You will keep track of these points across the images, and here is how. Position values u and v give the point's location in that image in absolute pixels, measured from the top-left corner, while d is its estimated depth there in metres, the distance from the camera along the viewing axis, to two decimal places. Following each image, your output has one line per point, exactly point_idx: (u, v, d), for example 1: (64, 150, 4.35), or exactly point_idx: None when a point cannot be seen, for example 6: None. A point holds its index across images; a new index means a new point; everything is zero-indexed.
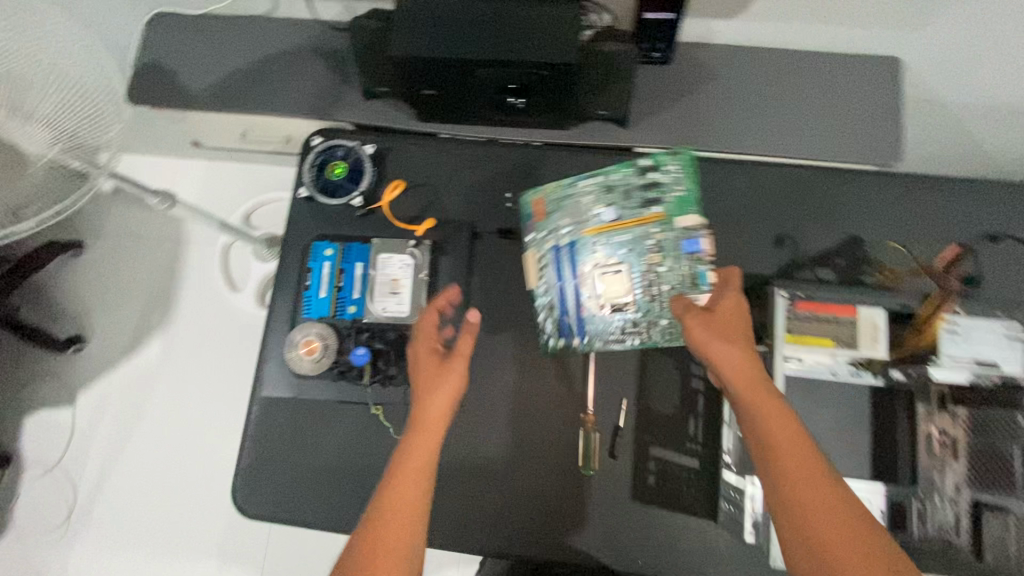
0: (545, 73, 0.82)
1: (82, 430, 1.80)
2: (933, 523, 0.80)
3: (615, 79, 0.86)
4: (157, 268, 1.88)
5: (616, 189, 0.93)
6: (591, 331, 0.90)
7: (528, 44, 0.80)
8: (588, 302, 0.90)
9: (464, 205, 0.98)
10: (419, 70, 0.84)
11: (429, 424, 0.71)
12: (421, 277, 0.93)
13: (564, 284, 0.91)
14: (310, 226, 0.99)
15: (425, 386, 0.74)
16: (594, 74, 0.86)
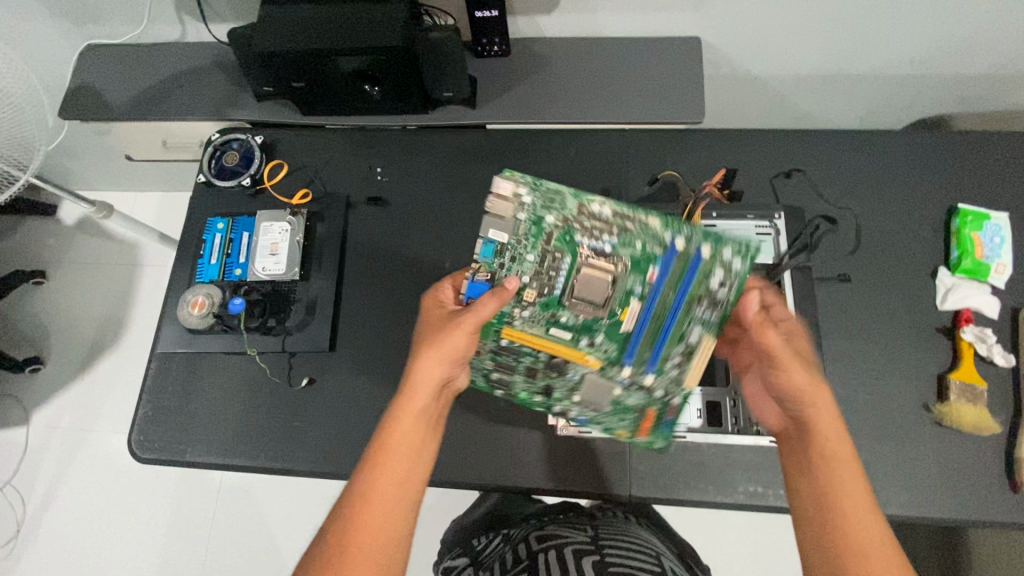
0: (383, 58, 0.96)
1: (33, 449, 1.87)
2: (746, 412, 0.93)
3: (449, 64, 1.01)
4: (113, 291, 2.03)
5: (563, 404, 0.89)
6: (637, 294, 0.81)
7: (366, 34, 0.95)
8: (636, 325, 0.82)
9: (341, 181, 1.14)
10: (281, 64, 0.99)
11: (421, 385, 0.78)
12: (295, 240, 1.06)
13: (651, 343, 0.82)
14: (212, 207, 1.14)
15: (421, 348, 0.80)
16: (430, 60, 1.00)
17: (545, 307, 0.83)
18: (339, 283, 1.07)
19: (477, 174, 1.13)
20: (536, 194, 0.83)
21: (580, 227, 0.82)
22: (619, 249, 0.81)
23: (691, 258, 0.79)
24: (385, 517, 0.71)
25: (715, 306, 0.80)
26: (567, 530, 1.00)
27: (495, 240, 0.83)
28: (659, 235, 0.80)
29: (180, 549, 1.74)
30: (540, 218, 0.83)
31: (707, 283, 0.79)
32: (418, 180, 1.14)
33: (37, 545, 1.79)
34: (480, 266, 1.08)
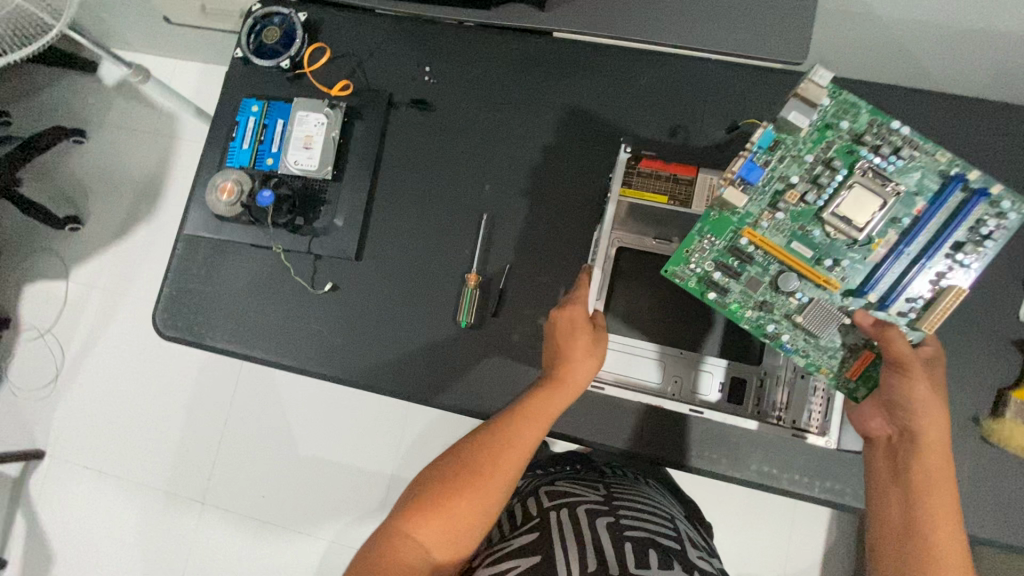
0: None
1: (72, 303, 1.97)
2: (770, 397, 0.89)
3: None
4: (148, 160, 2.01)
5: (771, 319, 0.83)
6: (894, 231, 0.79)
7: None
8: (882, 256, 0.79)
9: (385, 77, 1.04)
10: None
11: (569, 378, 0.82)
12: (331, 135, 0.99)
13: (900, 274, 0.78)
14: (247, 86, 1.07)
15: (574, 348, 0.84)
16: None
17: (796, 218, 0.81)
18: (372, 188, 1.01)
19: (535, 90, 1.02)
20: (835, 98, 0.80)
21: (866, 143, 0.80)
22: (896, 179, 0.79)
23: (965, 201, 0.77)
24: (497, 495, 0.75)
25: (978, 253, 0.77)
26: (577, 488, 0.99)
27: (777, 131, 0.81)
28: (942, 168, 0.78)
29: (202, 418, 1.85)
30: (826, 125, 0.81)
31: (975, 229, 0.77)
32: (469, 88, 1.04)
33: (74, 391, 1.93)
34: (521, 195, 1.00)
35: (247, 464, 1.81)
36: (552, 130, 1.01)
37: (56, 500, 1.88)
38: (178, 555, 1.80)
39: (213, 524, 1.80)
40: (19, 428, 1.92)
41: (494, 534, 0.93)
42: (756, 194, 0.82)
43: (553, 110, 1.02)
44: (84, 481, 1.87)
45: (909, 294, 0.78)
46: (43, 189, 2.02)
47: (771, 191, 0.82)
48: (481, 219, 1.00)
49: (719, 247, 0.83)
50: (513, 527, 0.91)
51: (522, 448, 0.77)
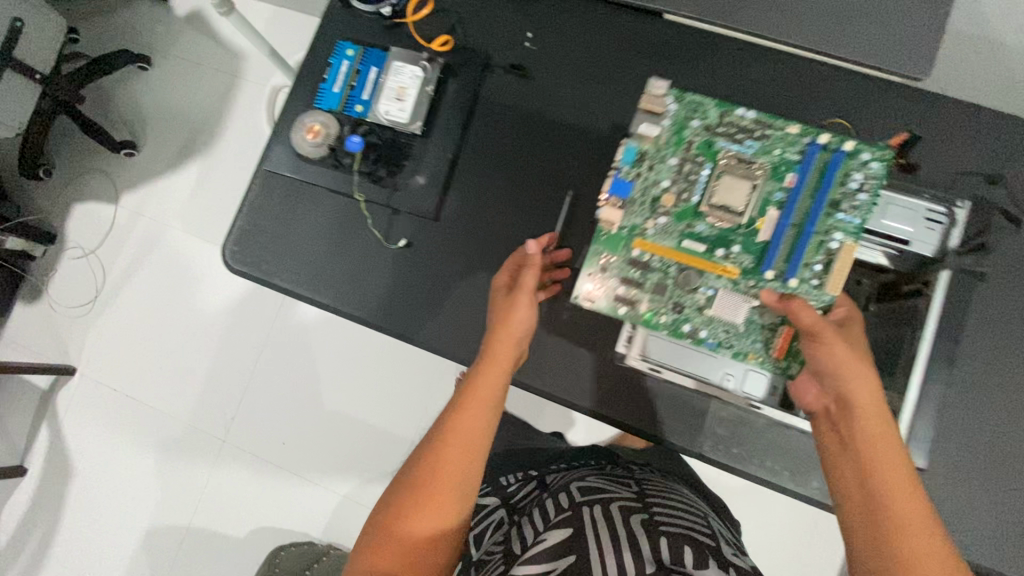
0: None
1: (119, 227, 1.98)
2: None
3: None
4: (209, 96, 2.01)
5: (691, 320, 0.85)
6: (773, 207, 0.82)
7: None
8: (772, 228, 0.81)
9: (483, 38, 1.01)
10: None
11: (505, 341, 0.81)
12: (425, 89, 0.97)
13: (794, 250, 0.81)
14: (342, 29, 1.05)
15: (507, 307, 0.83)
16: None
17: (680, 218, 0.85)
18: (460, 149, 1.00)
19: (635, 70, 0.99)
20: (681, 101, 0.86)
21: (720, 132, 0.85)
22: (755, 159, 0.84)
23: (828, 161, 0.81)
24: (464, 471, 0.75)
25: (860, 205, 0.80)
26: (606, 484, 0.99)
27: (635, 144, 0.87)
28: (796, 140, 0.83)
29: (232, 358, 1.87)
30: (682, 127, 0.86)
31: (846, 183, 0.81)
32: (568, 61, 1.01)
33: (111, 314, 1.95)
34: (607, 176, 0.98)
35: (271, 409, 1.83)
36: (647, 115, 0.99)
37: (82, 418, 1.91)
38: (194, 488, 1.83)
39: (231, 464, 1.82)
40: (54, 343, 1.95)
41: (523, 530, 0.91)
42: (634, 206, 0.87)
43: (652, 94, 0.99)
44: (110, 404, 1.91)
45: (806, 267, 0.81)
46: (103, 112, 2.03)
47: (650, 198, 0.86)
48: (563, 194, 0.98)
49: (617, 255, 0.87)
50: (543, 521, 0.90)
51: (475, 419, 0.76)
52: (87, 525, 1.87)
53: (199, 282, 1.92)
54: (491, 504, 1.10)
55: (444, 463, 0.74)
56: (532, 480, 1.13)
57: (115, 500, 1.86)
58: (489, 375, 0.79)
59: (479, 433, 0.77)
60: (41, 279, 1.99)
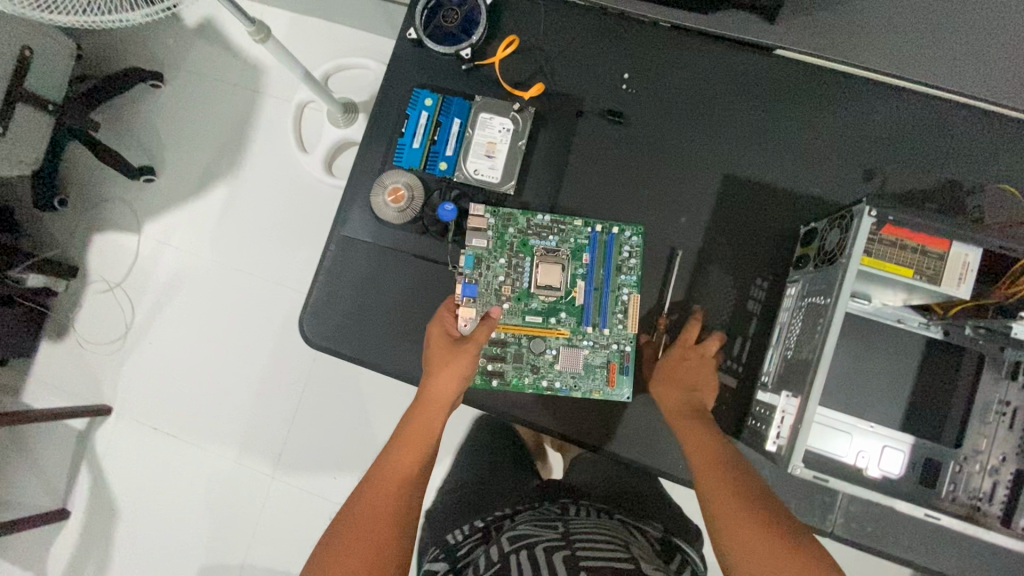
0: None
1: (144, 258, 1.89)
2: (967, 488, 0.77)
3: None
4: (229, 113, 1.88)
5: (570, 385, 0.87)
6: (572, 281, 0.86)
7: None
8: (596, 295, 0.86)
9: (574, 80, 0.92)
10: None
11: (431, 401, 0.79)
12: (517, 144, 0.89)
13: (605, 310, 0.86)
14: (414, 72, 0.95)
15: (436, 367, 0.80)
16: None
17: (517, 299, 0.87)
18: (553, 205, 0.91)
19: (747, 111, 0.89)
20: (494, 214, 0.87)
21: (532, 233, 0.87)
22: (562, 244, 0.87)
23: (606, 239, 0.87)
24: (387, 529, 0.68)
25: (636, 265, 0.87)
26: (537, 528, 0.86)
27: (473, 249, 0.86)
28: (585, 227, 0.88)
29: (275, 391, 1.81)
30: (502, 232, 0.87)
31: (625, 256, 0.87)
32: (667, 102, 0.91)
33: (143, 350, 1.87)
34: (717, 230, 0.88)
35: (319, 443, 1.78)
36: (761, 162, 0.88)
37: (121, 458, 1.86)
38: (245, 526, 1.79)
39: (280, 498, 1.78)
40: (87, 381, 1.88)
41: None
42: (486, 299, 0.86)
43: (766, 138, 0.89)
44: (150, 442, 1.85)
45: (613, 318, 0.87)
46: (116, 135, 1.90)
47: (494, 287, 0.87)
48: (668, 252, 0.89)
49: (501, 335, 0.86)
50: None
51: (404, 482, 0.73)
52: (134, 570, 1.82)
53: (233, 313, 1.84)
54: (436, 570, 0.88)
55: (363, 520, 0.69)
56: (478, 532, 0.94)
57: (162, 540, 1.82)
58: (416, 435, 0.78)
59: (403, 490, 0.73)
60: (66, 316, 1.90)
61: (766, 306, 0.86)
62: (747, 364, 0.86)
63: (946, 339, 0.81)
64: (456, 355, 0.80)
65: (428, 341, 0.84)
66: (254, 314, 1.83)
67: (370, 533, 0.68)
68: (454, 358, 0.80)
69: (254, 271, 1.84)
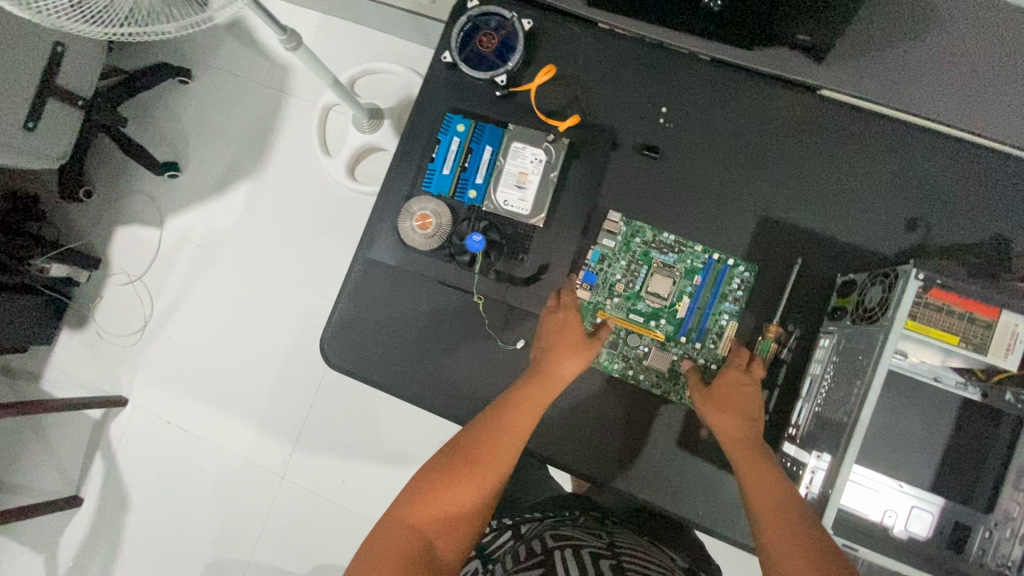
0: None
1: (165, 253, 1.90)
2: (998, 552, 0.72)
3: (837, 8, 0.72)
4: (254, 112, 1.89)
5: (651, 381, 0.85)
6: (679, 296, 0.85)
7: None
8: (697, 312, 0.85)
9: (610, 110, 0.90)
10: None
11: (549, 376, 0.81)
12: (549, 175, 0.88)
13: (700, 328, 0.85)
14: (446, 95, 0.93)
15: (562, 349, 0.82)
16: None
17: (625, 298, 0.86)
18: (584, 239, 0.88)
19: (786, 152, 0.87)
20: (628, 223, 0.87)
21: (656, 246, 0.86)
22: (676, 264, 0.86)
23: (719, 270, 0.85)
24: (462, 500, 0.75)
25: (743, 301, 0.85)
26: (577, 531, 0.86)
27: (600, 247, 0.87)
28: (707, 253, 0.86)
29: (286, 393, 1.81)
30: (628, 239, 0.87)
31: (735, 291, 0.85)
32: (704, 138, 0.89)
33: (160, 344, 1.88)
34: (751, 274, 0.85)
35: (327, 448, 1.77)
36: (799, 205, 0.86)
37: (134, 449, 1.87)
38: (252, 523, 1.79)
39: (286, 501, 1.78)
40: (104, 371, 1.90)
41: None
42: (599, 291, 0.87)
43: (804, 180, 0.86)
44: (162, 435, 1.86)
45: (706, 336, 0.84)
46: (143, 129, 1.92)
47: (608, 283, 0.87)
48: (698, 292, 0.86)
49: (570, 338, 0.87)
50: (510, 566, 0.78)
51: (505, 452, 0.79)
52: (143, 561, 1.84)
53: (248, 311, 1.85)
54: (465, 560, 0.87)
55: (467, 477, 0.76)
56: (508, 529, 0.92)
57: (171, 532, 1.84)
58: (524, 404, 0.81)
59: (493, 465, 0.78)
60: (87, 306, 1.92)
61: (796, 354, 0.83)
62: (775, 416, 0.83)
63: (981, 401, 0.79)
64: (579, 339, 0.82)
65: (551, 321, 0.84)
66: (270, 313, 1.83)
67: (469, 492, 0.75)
68: (580, 345, 0.82)
69: (270, 271, 1.84)
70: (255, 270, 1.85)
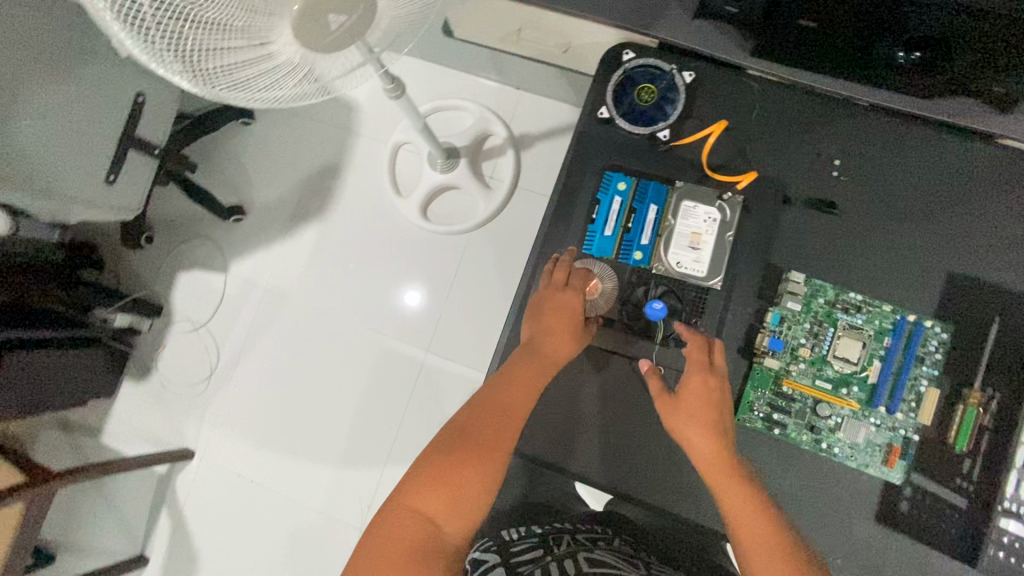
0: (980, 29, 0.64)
1: (230, 299, 1.85)
2: None
3: None
4: (321, 151, 1.84)
5: (844, 451, 0.81)
6: (869, 362, 0.81)
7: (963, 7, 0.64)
8: (891, 378, 0.80)
9: (779, 164, 0.86)
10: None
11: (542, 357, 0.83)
12: (723, 235, 0.83)
13: (895, 395, 0.80)
14: (601, 151, 0.89)
15: (554, 334, 0.83)
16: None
17: (810, 363, 0.82)
18: (761, 301, 0.83)
19: (971, 205, 0.83)
20: (808, 283, 0.83)
21: (840, 308, 0.82)
22: (863, 326, 0.81)
23: (912, 332, 0.80)
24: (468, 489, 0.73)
25: (940, 364, 0.80)
26: (620, 561, 0.76)
27: (781, 307, 0.83)
28: (896, 313, 0.81)
29: (361, 441, 1.74)
30: (809, 300, 0.83)
31: (929, 354, 0.80)
32: (881, 190, 0.84)
33: (227, 393, 1.82)
34: (945, 336, 0.80)
35: None
36: (989, 261, 0.81)
37: (201, 504, 1.80)
38: None
39: None
40: (168, 423, 1.83)
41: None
42: (782, 357, 0.83)
43: (992, 235, 0.82)
44: (230, 488, 1.79)
45: (903, 404, 0.80)
46: (206, 172, 1.87)
47: (792, 348, 0.82)
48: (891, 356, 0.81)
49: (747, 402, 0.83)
50: None
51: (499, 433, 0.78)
52: None
53: (318, 358, 1.79)
54: (489, 561, 0.78)
55: (447, 475, 0.73)
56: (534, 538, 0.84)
57: None
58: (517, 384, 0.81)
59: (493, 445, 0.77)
60: (149, 355, 1.86)
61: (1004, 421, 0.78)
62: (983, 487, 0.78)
63: None
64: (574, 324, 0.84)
65: (559, 299, 0.84)
66: (342, 357, 1.78)
67: (469, 477, 0.74)
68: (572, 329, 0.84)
69: (341, 313, 1.79)
70: (326, 314, 1.80)
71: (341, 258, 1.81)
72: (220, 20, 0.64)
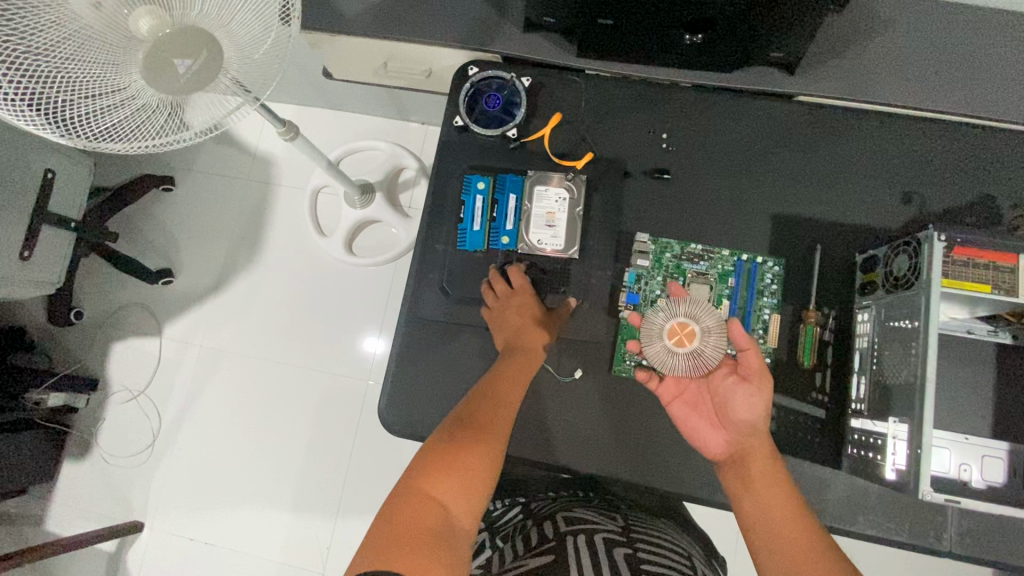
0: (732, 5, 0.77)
1: (166, 361, 1.85)
2: None
3: (797, 25, 0.81)
4: (243, 206, 1.91)
5: None
6: (719, 301, 0.91)
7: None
8: (739, 312, 0.90)
9: (617, 144, 0.98)
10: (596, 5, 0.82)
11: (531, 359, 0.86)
12: (574, 211, 0.93)
13: (746, 326, 0.89)
14: (462, 155, 0.99)
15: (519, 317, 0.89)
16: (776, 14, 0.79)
17: None
18: (618, 264, 0.93)
19: (781, 155, 0.96)
20: (655, 241, 0.93)
21: (686, 258, 0.92)
22: (708, 271, 0.92)
23: (750, 269, 0.91)
24: (476, 472, 0.71)
25: (779, 293, 0.90)
26: (592, 513, 0.88)
27: (636, 267, 0.93)
28: (734, 256, 0.92)
29: (314, 482, 1.74)
30: (659, 256, 0.93)
31: (768, 286, 0.90)
32: (706, 153, 0.97)
33: (173, 456, 1.80)
34: (779, 269, 0.91)
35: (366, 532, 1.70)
36: (804, 199, 0.94)
37: None
38: None
39: None
40: (114, 498, 1.79)
41: (503, 552, 0.83)
42: (643, 309, 0.92)
43: (802, 178, 0.94)
44: (185, 555, 1.74)
45: (753, 334, 0.89)
46: (131, 241, 1.91)
47: (650, 299, 0.92)
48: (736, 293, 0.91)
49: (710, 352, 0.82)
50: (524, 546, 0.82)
51: (498, 427, 0.78)
52: None
53: (263, 405, 1.80)
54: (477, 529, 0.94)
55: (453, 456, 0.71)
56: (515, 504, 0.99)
57: None
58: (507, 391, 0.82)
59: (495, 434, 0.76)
60: (88, 431, 1.82)
61: (839, 333, 0.88)
62: (834, 395, 0.87)
63: (1013, 343, 0.85)
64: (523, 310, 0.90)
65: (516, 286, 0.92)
66: (286, 400, 1.79)
67: (478, 457, 0.72)
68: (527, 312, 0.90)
69: (281, 358, 1.82)
70: (266, 360, 1.82)
71: (275, 304, 1.85)
72: (88, 80, 0.74)
